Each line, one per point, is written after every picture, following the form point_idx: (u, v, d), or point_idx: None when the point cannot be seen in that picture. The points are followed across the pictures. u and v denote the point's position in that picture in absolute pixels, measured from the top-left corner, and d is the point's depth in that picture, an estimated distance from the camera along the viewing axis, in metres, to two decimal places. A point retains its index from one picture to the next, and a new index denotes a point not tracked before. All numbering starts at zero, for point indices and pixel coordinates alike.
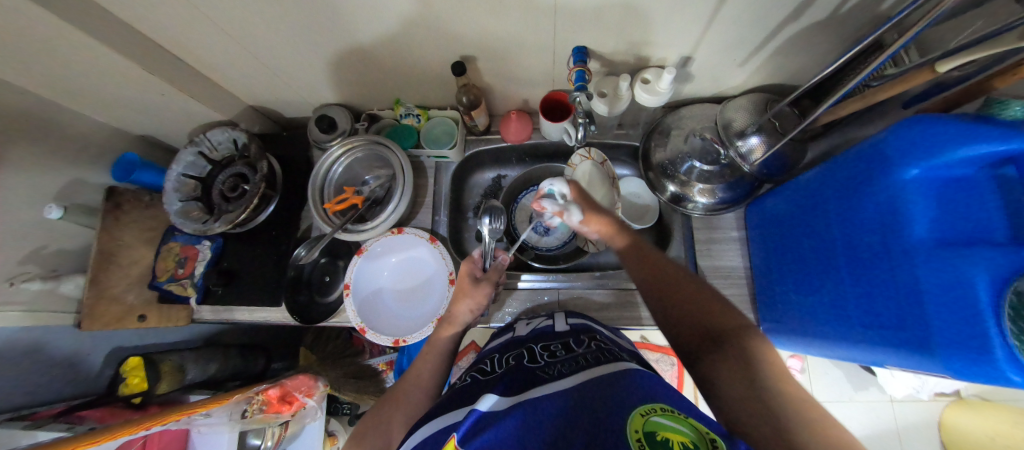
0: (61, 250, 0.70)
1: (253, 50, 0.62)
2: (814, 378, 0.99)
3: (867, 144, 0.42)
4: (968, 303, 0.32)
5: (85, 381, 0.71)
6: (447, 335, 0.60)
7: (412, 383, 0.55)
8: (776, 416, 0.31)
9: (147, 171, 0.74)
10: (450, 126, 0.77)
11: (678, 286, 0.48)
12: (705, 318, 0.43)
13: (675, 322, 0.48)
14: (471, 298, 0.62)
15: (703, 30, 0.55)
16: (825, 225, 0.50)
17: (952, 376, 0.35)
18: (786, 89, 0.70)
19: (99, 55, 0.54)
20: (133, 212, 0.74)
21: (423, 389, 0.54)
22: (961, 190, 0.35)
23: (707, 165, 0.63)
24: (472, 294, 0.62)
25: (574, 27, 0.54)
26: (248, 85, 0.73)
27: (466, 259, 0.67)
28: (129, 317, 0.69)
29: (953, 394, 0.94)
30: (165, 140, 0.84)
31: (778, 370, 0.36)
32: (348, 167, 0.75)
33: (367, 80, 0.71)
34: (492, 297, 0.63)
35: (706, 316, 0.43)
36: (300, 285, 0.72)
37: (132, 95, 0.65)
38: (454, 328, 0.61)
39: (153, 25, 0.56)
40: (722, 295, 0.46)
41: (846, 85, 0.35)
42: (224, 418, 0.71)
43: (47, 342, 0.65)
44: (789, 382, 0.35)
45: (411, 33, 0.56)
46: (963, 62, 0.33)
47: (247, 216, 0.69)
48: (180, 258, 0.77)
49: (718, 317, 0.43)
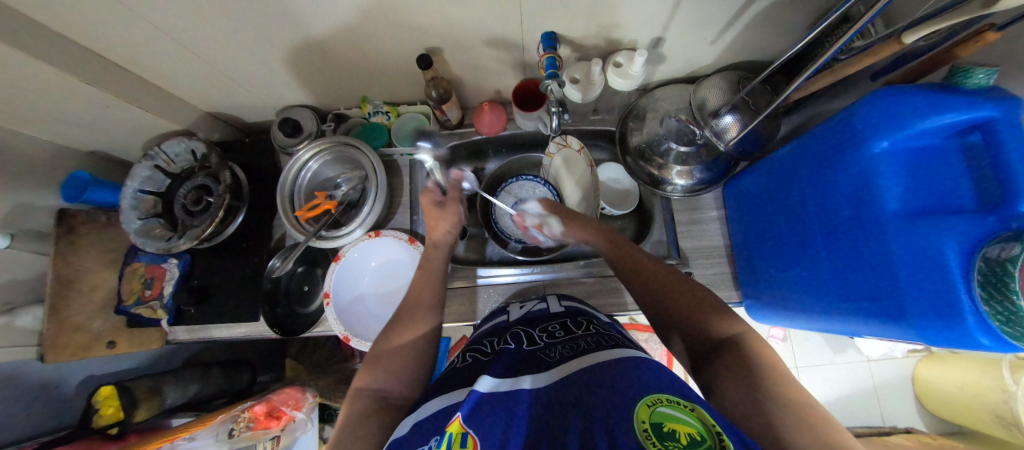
0: (14, 280, 0.66)
1: (200, 52, 0.57)
2: (796, 345, 1.03)
3: (837, 118, 0.42)
4: (939, 271, 0.32)
5: (57, 415, 0.68)
6: (435, 256, 0.63)
7: (417, 307, 0.55)
8: (772, 421, 0.31)
9: (100, 189, 0.70)
10: (422, 121, 0.74)
11: (672, 289, 0.48)
12: (703, 323, 0.43)
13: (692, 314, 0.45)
14: (445, 219, 0.65)
15: (672, 9, 0.53)
16: (800, 200, 0.50)
17: (924, 342, 0.36)
18: (758, 66, 0.69)
19: (26, 69, 0.49)
20: (89, 234, 0.69)
21: (427, 309, 0.55)
22: (932, 160, 0.35)
23: (683, 146, 0.62)
24: (442, 216, 0.66)
25: (540, 12, 0.52)
26: (200, 90, 0.68)
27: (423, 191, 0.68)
28: (97, 345, 0.66)
29: (925, 349, 0.98)
30: (118, 154, 0.79)
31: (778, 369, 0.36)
32: (318, 171, 0.71)
33: (330, 77, 0.67)
34: (461, 210, 0.67)
35: (702, 322, 0.43)
36: (278, 297, 0.70)
37: (72, 110, 0.60)
38: (440, 250, 0.64)
39: (85, 33, 0.51)
40: (721, 301, 0.46)
41: (816, 62, 0.34)
42: (210, 439, 0.68)
43: (9, 378, 0.62)
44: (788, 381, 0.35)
45: (370, 25, 0.53)
46: (929, 32, 0.32)
47: (214, 230, 0.66)
48: (146, 279, 0.73)
49: (716, 323, 0.42)
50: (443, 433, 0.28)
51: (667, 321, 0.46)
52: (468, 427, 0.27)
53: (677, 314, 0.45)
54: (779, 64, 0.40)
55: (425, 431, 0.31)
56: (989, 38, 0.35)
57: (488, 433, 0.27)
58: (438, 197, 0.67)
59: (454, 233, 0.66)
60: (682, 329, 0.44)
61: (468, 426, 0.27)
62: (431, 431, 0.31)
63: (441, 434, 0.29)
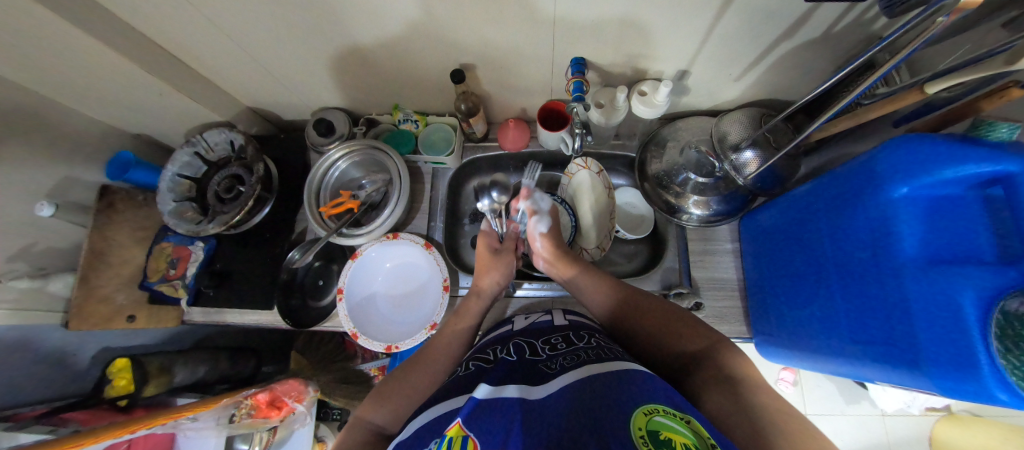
0: (52, 248, 0.69)
1: (251, 52, 0.62)
2: (806, 391, 1.00)
3: (859, 161, 0.43)
4: (955, 319, 0.32)
5: (70, 382, 0.70)
6: (474, 307, 0.63)
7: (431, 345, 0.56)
8: (758, 428, 0.32)
9: (141, 170, 0.74)
10: (447, 132, 0.77)
11: (650, 309, 0.51)
12: (675, 341, 0.46)
13: (669, 334, 0.47)
14: (496, 268, 0.66)
15: (699, 44, 0.55)
16: (816, 239, 0.51)
17: (939, 393, 0.35)
18: (781, 104, 0.70)
19: (98, 55, 0.54)
20: (126, 211, 0.73)
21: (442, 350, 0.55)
22: (951, 209, 0.35)
23: (702, 177, 0.63)
24: (494, 266, 0.66)
25: (573, 38, 0.55)
26: (246, 86, 0.73)
27: (481, 234, 0.70)
28: (117, 318, 0.69)
29: (945, 409, 0.93)
30: (161, 139, 0.84)
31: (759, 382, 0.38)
32: (345, 170, 0.74)
33: (368, 84, 0.71)
34: (515, 265, 0.68)
35: (677, 339, 0.46)
36: (293, 288, 0.72)
37: (128, 94, 0.65)
38: (481, 300, 0.64)
39: (154, 27, 0.56)
40: (696, 318, 0.48)
41: (839, 103, 0.36)
42: (211, 421, 0.72)
43: (33, 341, 0.65)
44: (767, 392, 0.36)
45: (411, 40, 0.57)
46: (951, 83, 0.33)
47: (242, 218, 0.69)
48: (172, 258, 0.76)
49: (686, 339, 0.45)
50: (443, 436, 0.29)
51: (646, 343, 0.48)
52: (469, 431, 0.27)
53: (652, 332, 0.48)
54: (803, 102, 0.41)
55: (427, 434, 0.31)
56: (1014, 94, 0.36)
57: (487, 433, 0.27)
58: (495, 244, 0.69)
59: (501, 286, 0.66)
60: (662, 347, 0.46)
61: (469, 429, 0.28)
62: (432, 433, 0.31)
63: (441, 437, 0.29)
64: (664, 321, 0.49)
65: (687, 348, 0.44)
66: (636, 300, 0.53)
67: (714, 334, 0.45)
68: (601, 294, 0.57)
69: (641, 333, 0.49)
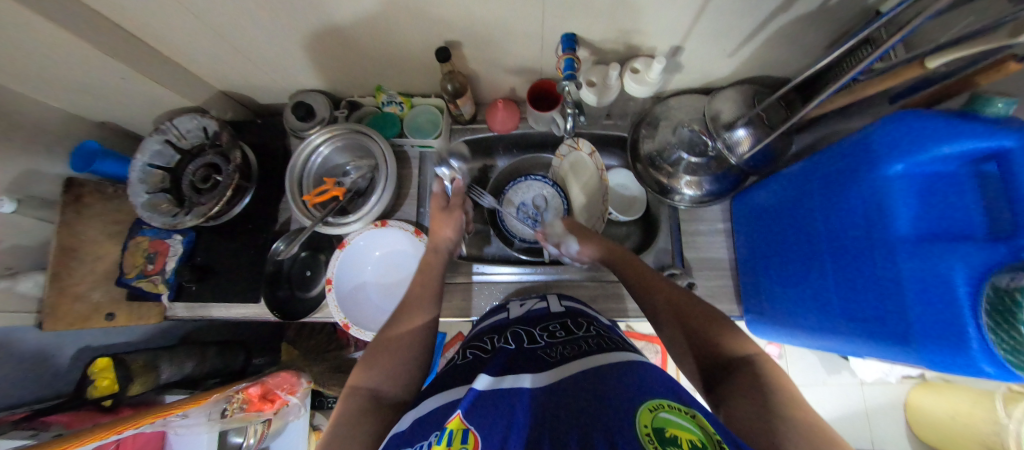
0: (17, 246, 0.65)
1: (219, 30, 0.57)
2: (790, 363, 1.03)
3: (854, 139, 0.42)
4: (946, 296, 0.32)
5: (51, 383, 0.68)
6: (434, 261, 0.62)
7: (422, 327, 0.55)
8: (776, 436, 0.31)
9: (109, 160, 0.70)
10: (435, 115, 0.74)
11: (691, 315, 0.49)
12: (716, 346, 0.44)
13: (712, 342, 0.45)
14: (449, 223, 0.66)
15: (695, 18, 0.53)
16: (808, 219, 0.51)
17: (927, 367, 0.36)
18: (773, 81, 0.69)
19: (47, 35, 0.49)
20: (95, 204, 0.69)
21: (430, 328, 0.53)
22: (943, 186, 0.35)
23: (694, 156, 0.63)
24: (445, 221, 0.66)
25: (564, 13, 0.52)
26: (216, 68, 0.68)
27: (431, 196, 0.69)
28: (96, 316, 0.66)
29: (918, 376, 0.98)
30: (128, 126, 0.79)
31: (789, 390, 0.36)
32: (328, 156, 0.71)
33: (347, 64, 0.67)
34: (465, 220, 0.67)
35: (718, 345, 0.44)
36: (280, 280, 0.70)
37: (87, 79, 0.60)
38: (438, 254, 0.64)
39: (109, 4, 0.51)
40: (732, 323, 0.47)
41: (838, 82, 0.35)
42: (202, 417, 0.70)
43: (5, 343, 0.62)
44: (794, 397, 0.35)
45: (393, 16, 0.53)
46: (949, 59, 0.32)
47: (221, 209, 0.66)
48: (150, 254, 0.73)
49: (730, 345, 0.43)
50: (443, 429, 0.28)
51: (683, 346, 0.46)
52: (468, 424, 0.27)
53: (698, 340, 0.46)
54: (799, 81, 0.40)
55: (425, 427, 0.30)
56: (1011, 68, 0.35)
57: (488, 427, 0.26)
58: (444, 202, 0.69)
59: (455, 240, 0.66)
60: (702, 351, 0.44)
61: (469, 422, 0.27)
62: (431, 427, 0.30)
63: (441, 430, 0.28)
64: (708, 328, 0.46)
65: (728, 356, 0.42)
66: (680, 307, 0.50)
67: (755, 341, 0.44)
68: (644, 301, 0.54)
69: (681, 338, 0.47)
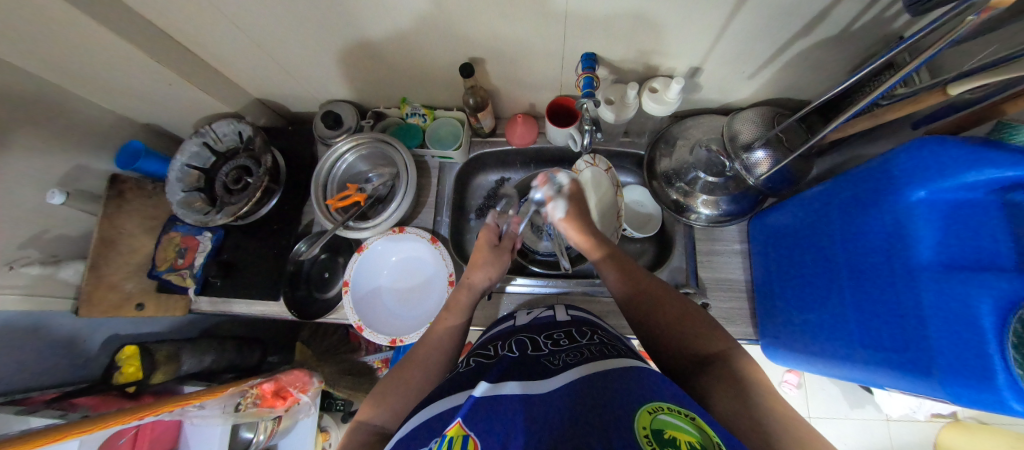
0: (63, 235, 0.70)
1: (261, 42, 0.61)
2: (810, 393, 0.99)
3: (876, 164, 0.42)
4: (973, 328, 0.31)
5: (80, 368, 0.71)
6: (464, 299, 0.62)
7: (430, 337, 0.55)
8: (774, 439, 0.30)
9: (151, 160, 0.74)
10: (455, 126, 0.77)
11: (663, 304, 0.49)
12: (687, 340, 0.44)
13: (681, 335, 0.45)
14: (492, 267, 0.65)
15: (714, 41, 0.54)
16: (828, 242, 0.50)
17: (952, 401, 0.34)
18: (793, 103, 0.69)
19: (108, 43, 0.54)
20: (135, 200, 0.74)
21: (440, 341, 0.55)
22: (970, 214, 0.34)
23: (712, 176, 0.61)
24: (492, 262, 0.65)
25: (585, 32, 0.54)
26: (255, 77, 0.73)
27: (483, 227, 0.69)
28: (127, 306, 0.69)
29: (950, 415, 0.92)
30: (170, 129, 0.84)
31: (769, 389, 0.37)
32: (352, 163, 0.74)
33: (376, 76, 0.70)
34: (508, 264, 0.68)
35: (687, 338, 0.44)
36: (299, 280, 0.73)
37: (140, 83, 0.65)
38: (471, 293, 0.63)
39: (165, 18, 0.56)
40: (709, 318, 0.46)
41: (856, 105, 0.35)
42: (218, 410, 0.72)
43: (44, 327, 0.66)
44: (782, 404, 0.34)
45: (423, 32, 0.56)
46: (975, 85, 0.32)
47: (250, 209, 0.69)
48: (180, 248, 0.77)
49: (700, 340, 0.43)
50: (443, 435, 0.28)
51: (652, 335, 0.48)
52: (469, 430, 0.27)
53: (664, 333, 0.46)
54: (817, 104, 0.41)
55: (428, 431, 0.31)
56: None
57: (489, 431, 0.26)
58: (494, 240, 0.68)
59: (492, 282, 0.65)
60: (669, 339, 0.45)
61: (470, 427, 0.27)
62: (432, 432, 0.31)
63: (441, 435, 0.29)
64: (675, 322, 0.46)
65: (701, 350, 0.43)
66: (651, 294, 0.50)
67: (728, 336, 0.44)
68: (620, 288, 0.54)
69: (648, 329, 0.48)
